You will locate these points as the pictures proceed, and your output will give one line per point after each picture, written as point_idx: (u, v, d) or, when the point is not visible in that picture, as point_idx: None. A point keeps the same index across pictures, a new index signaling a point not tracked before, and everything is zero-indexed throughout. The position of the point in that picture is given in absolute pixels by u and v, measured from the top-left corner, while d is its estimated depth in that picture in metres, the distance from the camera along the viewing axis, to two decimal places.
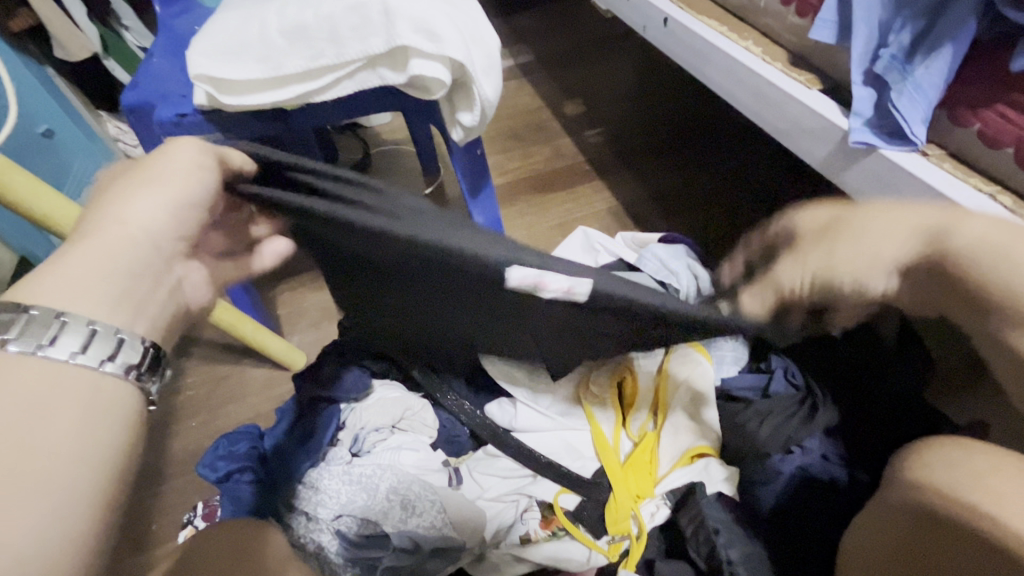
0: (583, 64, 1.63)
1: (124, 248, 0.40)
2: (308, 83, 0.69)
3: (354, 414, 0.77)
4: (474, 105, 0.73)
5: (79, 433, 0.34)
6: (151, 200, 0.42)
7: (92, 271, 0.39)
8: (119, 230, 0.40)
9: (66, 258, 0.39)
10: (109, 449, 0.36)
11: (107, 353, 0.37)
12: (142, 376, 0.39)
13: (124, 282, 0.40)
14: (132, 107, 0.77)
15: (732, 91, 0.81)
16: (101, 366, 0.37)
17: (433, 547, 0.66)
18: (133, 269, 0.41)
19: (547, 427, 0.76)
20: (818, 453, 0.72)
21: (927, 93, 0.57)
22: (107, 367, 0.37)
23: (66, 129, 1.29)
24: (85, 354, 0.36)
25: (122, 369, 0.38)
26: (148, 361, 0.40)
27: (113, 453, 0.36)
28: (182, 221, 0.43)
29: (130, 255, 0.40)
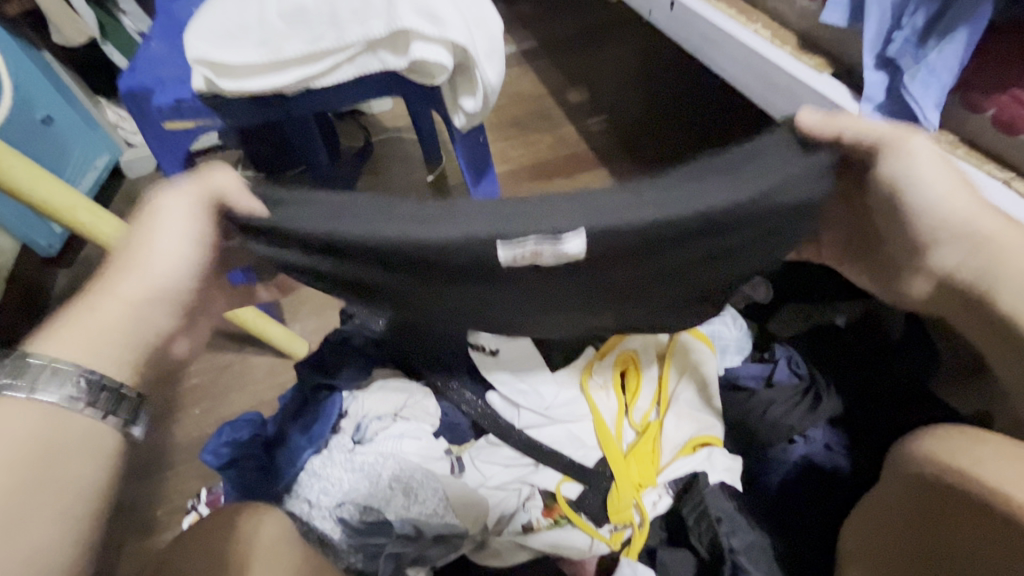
0: (587, 51, 1.60)
1: (121, 320, 0.44)
2: (308, 67, 0.68)
3: (356, 402, 0.77)
4: (476, 91, 0.72)
5: (45, 469, 0.41)
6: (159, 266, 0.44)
7: (105, 334, 0.44)
8: (118, 301, 0.44)
9: (80, 315, 0.44)
10: (77, 479, 0.42)
11: (92, 400, 0.43)
12: (118, 418, 0.45)
13: (125, 344, 0.45)
14: (130, 92, 0.76)
15: (739, 76, 0.80)
16: (80, 410, 0.43)
17: (436, 534, 0.67)
18: (130, 339, 0.45)
19: (550, 421, 0.73)
20: (820, 442, 0.73)
21: (941, 77, 0.56)
22: (86, 411, 0.43)
23: (65, 115, 1.28)
24: (71, 397, 0.42)
25: (99, 413, 0.44)
26: (125, 405, 0.45)
27: (80, 482, 0.42)
28: (188, 285, 0.46)
29: (126, 329, 0.45)
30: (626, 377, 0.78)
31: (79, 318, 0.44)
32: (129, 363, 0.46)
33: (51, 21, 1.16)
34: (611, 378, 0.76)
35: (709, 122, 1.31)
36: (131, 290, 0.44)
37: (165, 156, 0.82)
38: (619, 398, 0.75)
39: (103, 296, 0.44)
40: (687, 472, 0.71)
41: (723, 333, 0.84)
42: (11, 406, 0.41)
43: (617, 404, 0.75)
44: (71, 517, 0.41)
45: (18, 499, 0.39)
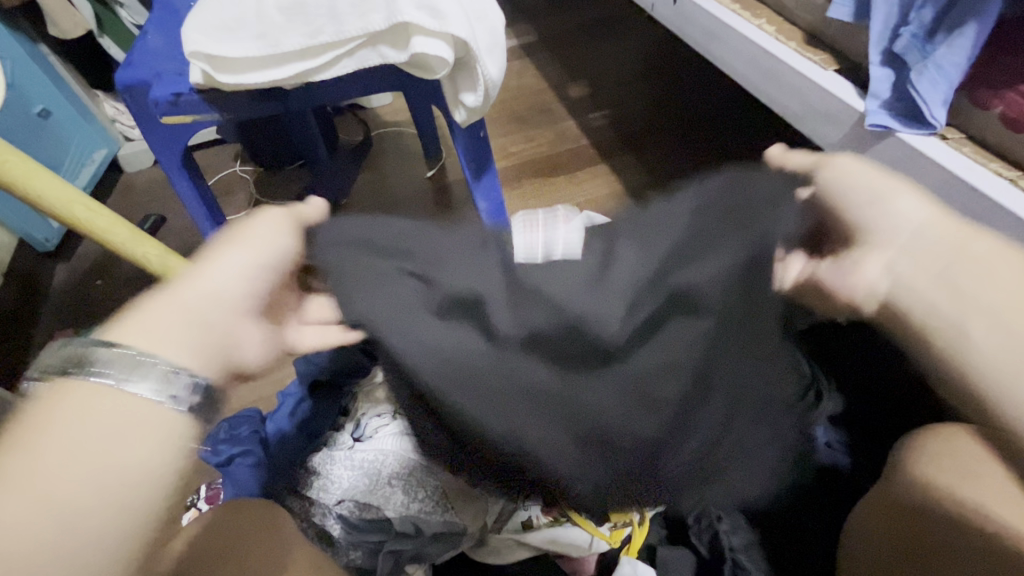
0: (588, 45, 1.59)
1: (185, 304, 0.42)
2: (307, 61, 0.67)
3: (356, 400, 0.78)
4: (477, 85, 0.71)
5: (110, 460, 0.36)
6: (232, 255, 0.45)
7: (165, 322, 0.41)
8: (199, 285, 0.43)
9: (143, 311, 0.42)
10: (154, 471, 0.37)
11: (166, 386, 0.39)
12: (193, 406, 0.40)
13: (195, 331, 0.42)
14: (127, 86, 0.75)
15: (743, 72, 0.79)
16: (162, 400, 0.39)
17: (435, 532, 0.67)
18: (196, 326, 0.42)
19: None
20: (821, 440, 0.74)
21: (949, 73, 0.55)
22: (165, 400, 0.39)
23: (62, 109, 1.28)
24: (153, 390, 0.39)
25: (178, 402, 0.39)
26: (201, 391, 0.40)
27: (157, 474, 0.38)
28: (257, 268, 0.45)
29: (183, 314, 0.42)
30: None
31: (141, 313, 0.42)
32: (201, 348, 0.42)
33: (47, 14, 1.15)
34: None
35: (711, 117, 1.30)
36: (197, 286, 0.43)
37: (164, 151, 0.81)
38: None
39: (175, 286, 0.43)
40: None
41: None
42: (96, 397, 0.38)
43: None
44: (142, 516, 0.37)
45: (89, 493, 0.35)
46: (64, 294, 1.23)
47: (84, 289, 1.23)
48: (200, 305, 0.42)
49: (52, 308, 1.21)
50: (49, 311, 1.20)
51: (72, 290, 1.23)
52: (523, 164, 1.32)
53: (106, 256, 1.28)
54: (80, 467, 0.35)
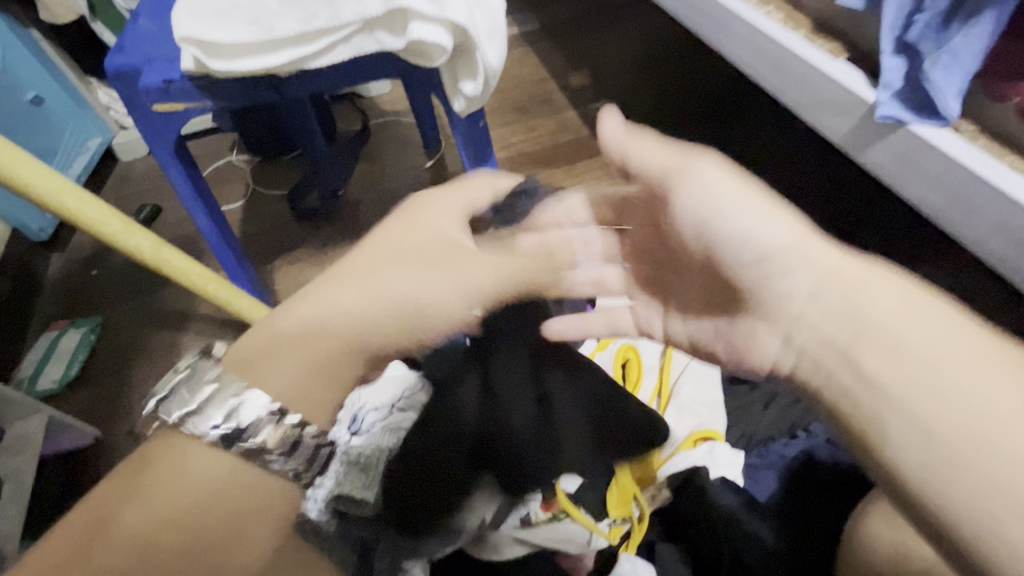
0: (590, 33, 1.56)
1: (360, 326, 0.51)
2: (301, 48, 0.65)
3: (354, 391, 0.74)
4: (476, 73, 0.70)
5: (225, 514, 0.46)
6: (409, 278, 0.51)
7: (297, 366, 0.50)
8: (376, 309, 0.51)
9: (296, 331, 0.51)
10: (256, 537, 0.47)
11: (262, 437, 0.47)
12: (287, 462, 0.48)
13: (322, 369, 0.51)
14: (117, 72, 0.74)
15: (751, 61, 0.77)
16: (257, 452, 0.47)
17: (430, 530, 0.64)
18: (348, 352, 0.51)
19: None
20: (822, 438, 0.73)
21: (964, 63, 0.53)
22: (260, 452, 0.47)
23: (55, 96, 1.25)
24: (251, 439, 0.47)
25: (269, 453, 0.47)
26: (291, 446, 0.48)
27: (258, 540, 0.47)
28: (439, 302, 0.52)
29: (332, 344, 0.51)
30: (626, 370, 0.78)
31: (318, 319, 0.51)
32: (320, 379, 0.51)
33: None
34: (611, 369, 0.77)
35: (715, 108, 1.28)
36: (362, 303, 0.51)
37: (156, 140, 0.80)
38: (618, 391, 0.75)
39: (360, 302, 0.51)
40: (685, 467, 0.70)
41: None
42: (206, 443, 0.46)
43: None
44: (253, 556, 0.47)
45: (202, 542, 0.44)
46: (60, 284, 1.22)
47: (80, 280, 1.22)
48: (367, 315, 0.50)
49: (47, 299, 1.20)
50: (45, 301, 1.20)
51: (67, 280, 1.22)
52: (523, 155, 1.30)
53: (101, 246, 1.27)
54: (198, 516, 0.45)
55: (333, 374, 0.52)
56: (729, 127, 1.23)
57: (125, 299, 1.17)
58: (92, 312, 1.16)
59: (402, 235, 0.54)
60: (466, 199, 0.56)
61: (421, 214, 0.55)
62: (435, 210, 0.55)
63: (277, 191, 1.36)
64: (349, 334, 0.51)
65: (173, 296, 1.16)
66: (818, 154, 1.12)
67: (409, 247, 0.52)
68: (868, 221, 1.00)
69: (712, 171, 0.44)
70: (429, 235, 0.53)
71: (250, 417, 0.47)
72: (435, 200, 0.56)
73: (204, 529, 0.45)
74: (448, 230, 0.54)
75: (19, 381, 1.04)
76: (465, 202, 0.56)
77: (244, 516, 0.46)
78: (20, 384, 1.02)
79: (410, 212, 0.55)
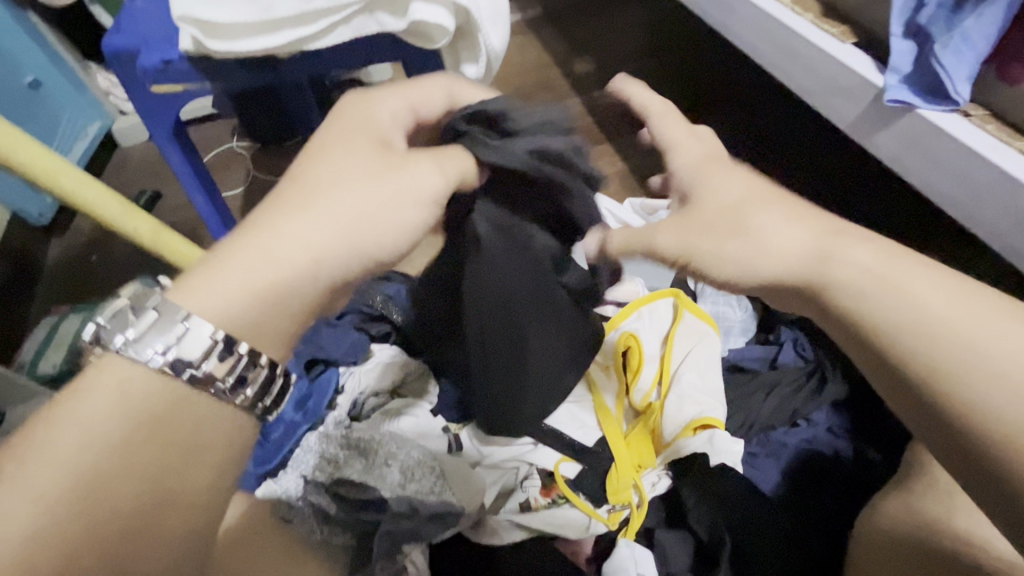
0: (594, 19, 1.55)
1: (289, 272, 0.38)
2: (301, 28, 0.64)
3: (352, 378, 0.77)
4: (479, 56, 0.69)
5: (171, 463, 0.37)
6: (357, 191, 0.40)
7: (238, 315, 0.38)
8: (298, 253, 0.39)
9: (225, 269, 0.38)
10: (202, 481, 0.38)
11: (205, 360, 0.37)
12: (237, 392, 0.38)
13: (259, 312, 0.38)
14: (115, 52, 0.73)
15: (757, 45, 0.76)
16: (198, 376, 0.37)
17: (432, 512, 0.65)
18: (279, 300, 0.39)
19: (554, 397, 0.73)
20: (824, 426, 0.74)
21: (975, 46, 0.53)
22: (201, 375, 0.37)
23: (53, 79, 1.24)
24: (191, 361, 0.36)
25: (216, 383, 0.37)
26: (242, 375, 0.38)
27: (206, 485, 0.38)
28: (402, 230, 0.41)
29: (280, 288, 0.38)
30: (627, 358, 0.77)
31: (229, 259, 0.39)
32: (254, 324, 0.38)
33: None
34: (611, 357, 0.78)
35: (719, 94, 1.27)
36: (286, 248, 0.39)
37: (155, 122, 0.79)
38: (618, 379, 0.77)
39: (283, 231, 0.39)
40: (686, 453, 0.71)
41: (728, 314, 0.86)
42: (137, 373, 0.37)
43: (617, 385, 0.77)
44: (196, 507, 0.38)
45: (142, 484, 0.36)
46: (61, 270, 1.22)
47: (80, 265, 1.22)
48: (302, 257, 0.39)
49: (48, 283, 1.20)
50: (46, 286, 1.20)
51: (68, 265, 1.22)
52: None
53: (102, 231, 1.27)
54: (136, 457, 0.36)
55: (288, 306, 0.39)
56: (733, 115, 1.22)
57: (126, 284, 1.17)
58: (93, 297, 1.16)
59: (345, 155, 0.42)
60: (404, 97, 0.46)
61: (355, 114, 0.44)
62: (374, 106, 0.45)
63: (278, 177, 1.36)
64: (291, 275, 0.38)
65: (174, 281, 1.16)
66: (823, 141, 1.11)
67: (337, 169, 0.41)
68: (872, 209, 1.00)
69: (670, 234, 0.45)
70: (364, 136, 0.43)
71: (194, 348, 0.36)
72: (375, 97, 0.45)
73: (148, 455, 0.36)
74: (387, 131, 0.44)
75: (19, 365, 1.04)
76: (408, 105, 0.46)
77: (186, 461, 0.37)
78: (21, 368, 1.02)
79: (338, 117, 0.45)
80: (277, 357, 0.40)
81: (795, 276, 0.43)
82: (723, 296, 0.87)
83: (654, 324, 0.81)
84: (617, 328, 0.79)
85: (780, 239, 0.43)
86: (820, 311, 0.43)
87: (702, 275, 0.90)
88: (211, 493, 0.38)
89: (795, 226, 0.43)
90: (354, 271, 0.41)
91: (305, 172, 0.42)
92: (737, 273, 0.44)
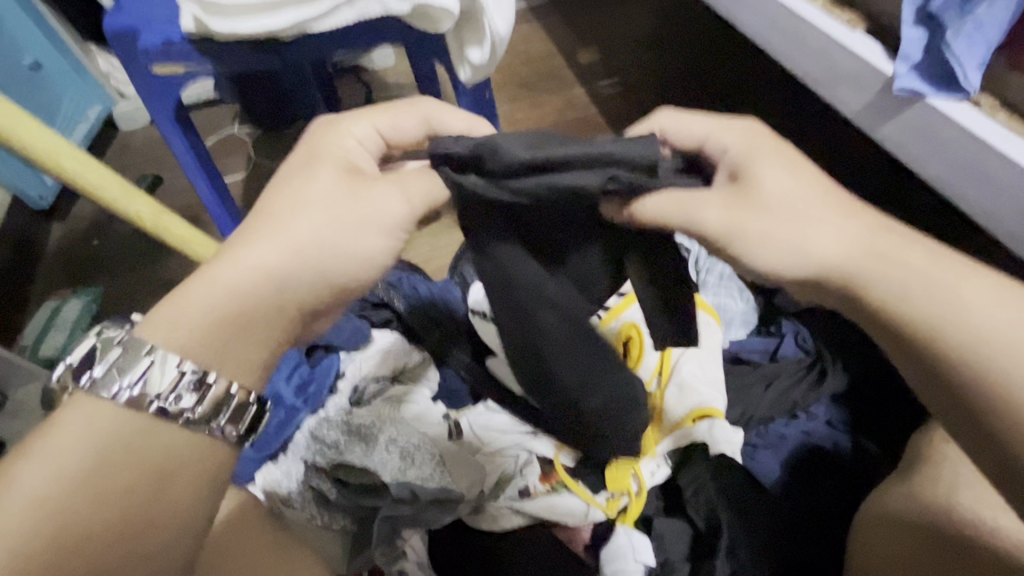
0: (600, 8, 1.53)
1: (253, 300, 0.41)
2: (304, 9, 0.64)
3: (352, 363, 0.77)
4: (483, 41, 0.68)
5: (149, 484, 0.38)
6: (318, 221, 0.42)
7: (205, 327, 0.40)
8: (259, 281, 0.41)
9: (194, 291, 0.40)
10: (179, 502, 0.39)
11: (173, 391, 0.38)
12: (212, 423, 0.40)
13: (229, 339, 0.40)
14: (115, 33, 0.72)
15: (765, 32, 0.75)
16: (169, 408, 0.39)
17: (432, 497, 0.64)
18: (242, 326, 0.41)
19: None
20: (823, 420, 0.74)
21: (987, 33, 0.52)
22: (174, 405, 0.39)
23: (54, 62, 1.23)
24: (157, 391, 0.38)
25: (185, 409, 0.39)
26: (208, 400, 0.39)
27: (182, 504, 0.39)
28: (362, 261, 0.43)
29: (248, 321, 0.41)
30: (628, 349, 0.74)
31: (194, 289, 0.40)
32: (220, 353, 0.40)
33: None
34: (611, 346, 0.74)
35: (724, 85, 1.26)
36: (253, 274, 0.41)
37: (155, 103, 0.78)
38: None
39: (248, 263, 0.41)
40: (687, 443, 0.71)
41: (729, 305, 0.86)
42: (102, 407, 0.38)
43: None
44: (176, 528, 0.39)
45: (116, 507, 0.37)
46: (61, 253, 1.21)
47: (80, 249, 1.21)
48: (260, 289, 0.41)
49: (48, 267, 1.20)
50: (47, 270, 1.19)
51: (69, 249, 1.22)
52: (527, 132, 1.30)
53: (102, 215, 1.26)
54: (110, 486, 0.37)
55: (253, 334, 0.41)
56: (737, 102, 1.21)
57: (127, 268, 1.17)
58: (94, 281, 1.16)
59: (305, 185, 0.44)
60: (369, 121, 0.47)
61: (319, 141, 0.46)
62: (337, 134, 0.46)
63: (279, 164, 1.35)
64: (257, 307, 0.41)
65: (175, 266, 1.15)
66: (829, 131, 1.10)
67: (302, 196, 0.43)
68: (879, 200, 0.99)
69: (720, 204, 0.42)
70: (330, 163, 0.45)
71: (162, 379, 0.38)
72: (341, 124, 0.47)
73: (121, 468, 0.38)
74: (353, 157, 0.46)
75: (20, 348, 1.04)
76: (374, 128, 0.48)
77: (161, 479, 0.39)
78: (22, 351, 1.02)
79: (304, 144, 0.47)
80: (250, 386, 0.41)
81: (828, 269, 0.42)
82: (725, 288, 0.87)
83: None
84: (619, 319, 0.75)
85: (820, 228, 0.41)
86: (841, 298, 0.43)
87: (705, 266, 0.90)
88: (192, 508, 0.40)
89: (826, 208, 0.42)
90: (313, 298, 0.43)
91: (270, 206, 0.44)
92: (779, 260, 0.42)
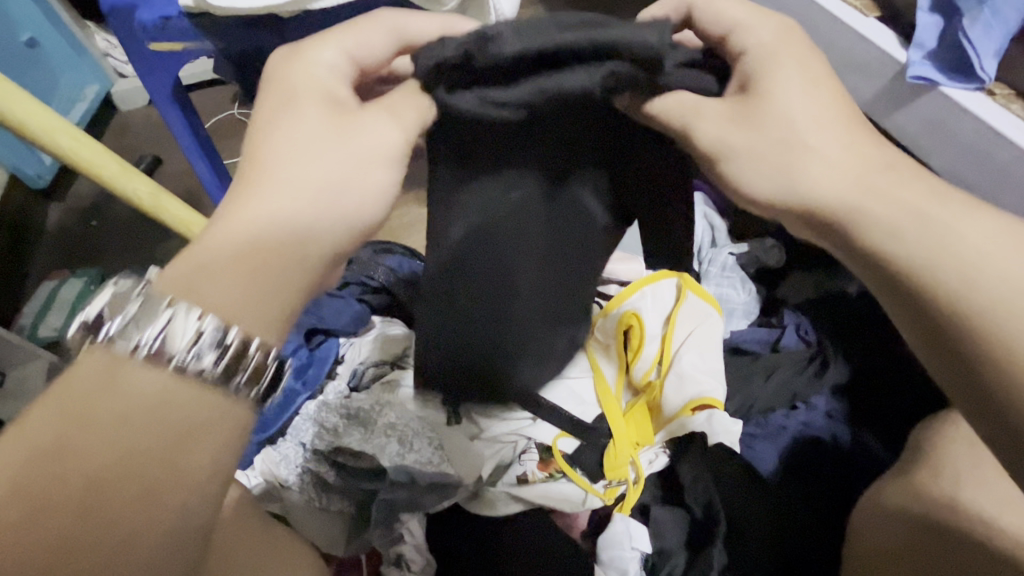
0: None
1: (264, 246, 0.38)
2: None
3: (352, 349, 0.78)
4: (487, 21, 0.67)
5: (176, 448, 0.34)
6: (325, 157, 0.40)
7: (229, 303, 0.36)
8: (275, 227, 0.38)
9: (199, 244, 0.38)
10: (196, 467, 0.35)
11: (201, 354, 0.34)
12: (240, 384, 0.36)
13: (238, 290, 0.36)
14: (112, 7, 0.69)
15: (774, 19, 0.74)
16: (200, 369, 0.35)
17: (429, 481, 0.66)
18: (257, 269, 0.37)
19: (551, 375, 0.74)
20: (822, 411, 0.74)
21: (1005, 20, 0.51)
22: (202, 369, 0.35)
23: (51, 38, 1.21)
24: (176, 350, 0.34)
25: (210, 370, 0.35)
26: (239, 361, 0.35)
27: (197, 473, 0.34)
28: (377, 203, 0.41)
29: (263, 270, 0.37)
30: (627, 337, 0.76)
31: (199, 246, 0.37)
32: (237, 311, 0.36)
33: None
34: (612, 336, 0.76)
35: None
36: (255, 219, 0.38)
37: (153, 83, 0.77)
38: (618, 358, 0.75)
39: (257, 211, 0.38)
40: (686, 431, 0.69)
41: (731, 296, 0.86)
42: (100, 360, 0.34)
43: (617, 364, 0.75)
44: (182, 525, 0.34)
45: (115, 470, 0.33)
46: (60, 234, 1.21)
47: (80, 229, 1.20)
48: (260, 230, 0.38)
49: (48, 247, 1.19)
50: (46, 250, 1.18)
51: (68, 230, 1.21)
52: None
53: (101, 196, 1.25)
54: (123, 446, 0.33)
55: (275, 277, 0.38)
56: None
57: (127, 250, 1.16)
58: (93, 263, 1.15)
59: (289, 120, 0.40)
60: (338, 46, 0.42)
61: (284, 72, 0.42)
62: (305, 63, 0.41)
63: None
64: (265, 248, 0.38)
65: (175, 247, 1.15)
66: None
67: (293, 133, 0.40)
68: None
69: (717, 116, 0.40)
70: (313, 98, 0.41)
71: (182, 332, 0.34)
72: (307, 53, 0.42)
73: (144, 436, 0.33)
74: (329, 83, 0.41)
75: (19, 327, 1.04)
76: (343, 52, 0.42)
77: (185, 442, 0.34)
78: (22, 331, 1.01)
79: (269, 84, 0.43)
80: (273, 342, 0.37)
81: (828, 203, 0.40)
82: (728, 279, 0.88)
83: (660, 304, 0.78)
84: (620, 307, 0.77)
85: (830, 157, 0.39)
86: (840, 241, 0.41)
87: (708, 256, 0.91)
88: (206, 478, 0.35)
89: (835, 144, 0.40)
90: (336, 237, 0.40)
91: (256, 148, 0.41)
92: (768, 188, 0.41)
